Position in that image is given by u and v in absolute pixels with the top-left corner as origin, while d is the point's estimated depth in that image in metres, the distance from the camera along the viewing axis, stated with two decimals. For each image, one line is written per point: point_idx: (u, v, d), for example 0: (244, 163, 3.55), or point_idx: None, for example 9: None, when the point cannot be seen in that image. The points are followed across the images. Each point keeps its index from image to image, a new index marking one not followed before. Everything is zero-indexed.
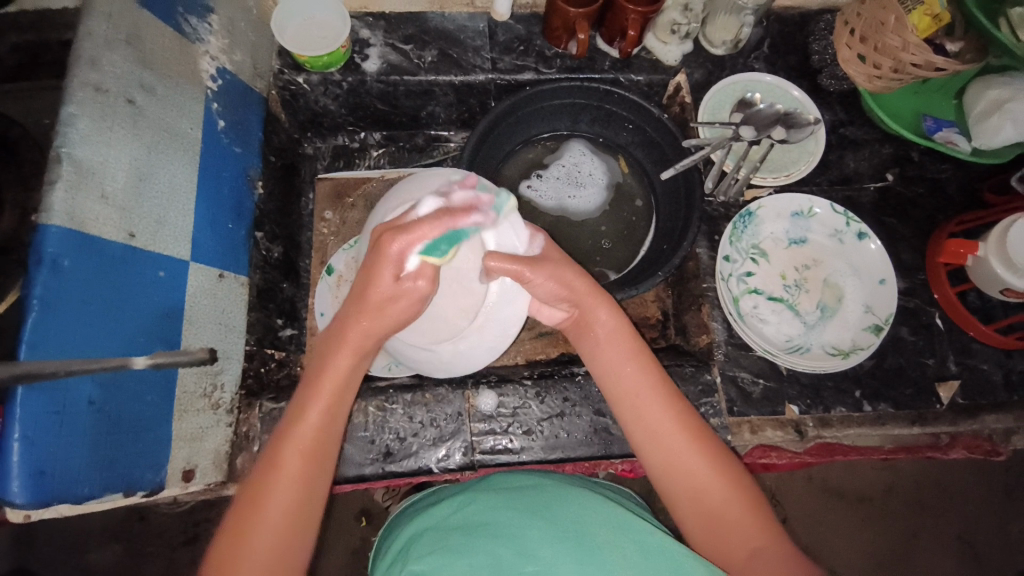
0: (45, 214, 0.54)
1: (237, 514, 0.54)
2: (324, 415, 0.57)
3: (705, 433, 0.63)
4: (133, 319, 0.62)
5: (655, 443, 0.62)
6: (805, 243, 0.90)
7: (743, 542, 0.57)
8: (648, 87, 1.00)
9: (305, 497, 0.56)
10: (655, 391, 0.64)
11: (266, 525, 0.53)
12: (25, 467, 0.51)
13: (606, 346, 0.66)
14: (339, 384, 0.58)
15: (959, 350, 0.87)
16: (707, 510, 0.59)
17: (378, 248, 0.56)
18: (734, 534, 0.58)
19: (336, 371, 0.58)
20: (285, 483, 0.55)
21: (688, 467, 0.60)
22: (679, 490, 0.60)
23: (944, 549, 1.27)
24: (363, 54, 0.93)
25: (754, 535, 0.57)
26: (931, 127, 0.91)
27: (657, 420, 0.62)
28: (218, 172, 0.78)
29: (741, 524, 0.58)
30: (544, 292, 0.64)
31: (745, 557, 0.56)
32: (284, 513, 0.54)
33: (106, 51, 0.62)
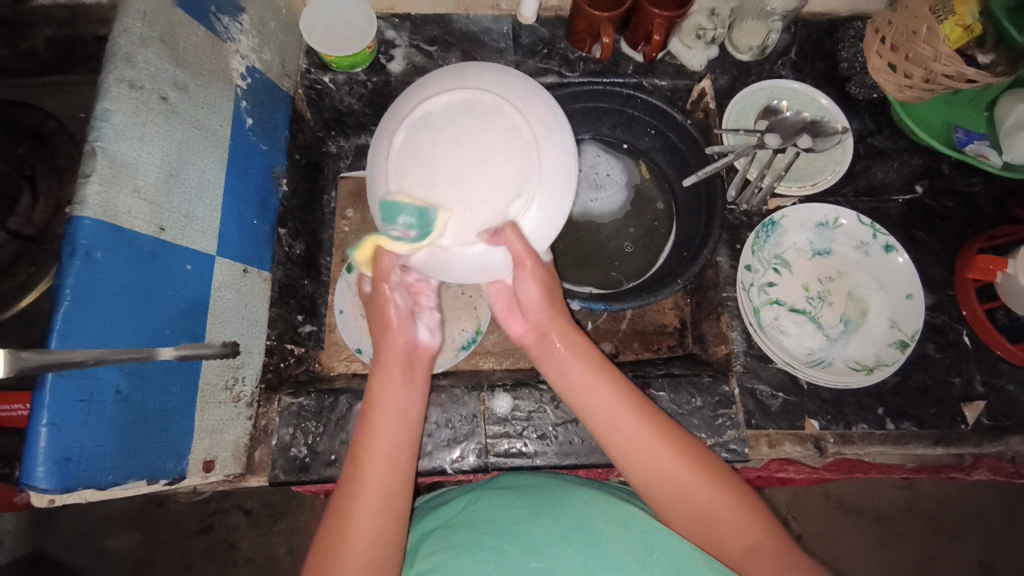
0: (79, 207, 0.55)
1: (319, 550, 0.55)
2: (387, 445, 0.60)
3: (683, 437, 0.61)
4: (158, 311, 0.63)
5: (629, 449, 0.60)
6: (830, 254, 0.89)
7: (739, 537, 0.54)
8: (672, 92, 0.98)
9: (383, 532, 0.56)
10: (622, 403, 0.62)
11: (351, 553, 0.54)
12: (51, 453, 0.52)
13: (573, 361, 0.66)
14: (395, 418, 0.62)
15: (986, 369, 0.85)
16: (699, 512, 0.56)
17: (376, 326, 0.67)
18: (728, 532, 0.54)
19: (387, 406, 0.63)
20: (366, 509, 0.56)
21: (670, 470, 0.58)
22: (668, 496, 0.57)
23: (963, 571, 1.24)
24: (389, 55, 0.95)
25: (751, 528, 0.54)
26: (961, 140, 0.90)
27: (630, 428, 0.61)
28: (245, 169, 0.80)
29: (735, 521, 0.55)
30: (529, 295, 0.66)
31: (744, 551, 0.53)
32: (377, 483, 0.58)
33: (142, 49, 0.63)
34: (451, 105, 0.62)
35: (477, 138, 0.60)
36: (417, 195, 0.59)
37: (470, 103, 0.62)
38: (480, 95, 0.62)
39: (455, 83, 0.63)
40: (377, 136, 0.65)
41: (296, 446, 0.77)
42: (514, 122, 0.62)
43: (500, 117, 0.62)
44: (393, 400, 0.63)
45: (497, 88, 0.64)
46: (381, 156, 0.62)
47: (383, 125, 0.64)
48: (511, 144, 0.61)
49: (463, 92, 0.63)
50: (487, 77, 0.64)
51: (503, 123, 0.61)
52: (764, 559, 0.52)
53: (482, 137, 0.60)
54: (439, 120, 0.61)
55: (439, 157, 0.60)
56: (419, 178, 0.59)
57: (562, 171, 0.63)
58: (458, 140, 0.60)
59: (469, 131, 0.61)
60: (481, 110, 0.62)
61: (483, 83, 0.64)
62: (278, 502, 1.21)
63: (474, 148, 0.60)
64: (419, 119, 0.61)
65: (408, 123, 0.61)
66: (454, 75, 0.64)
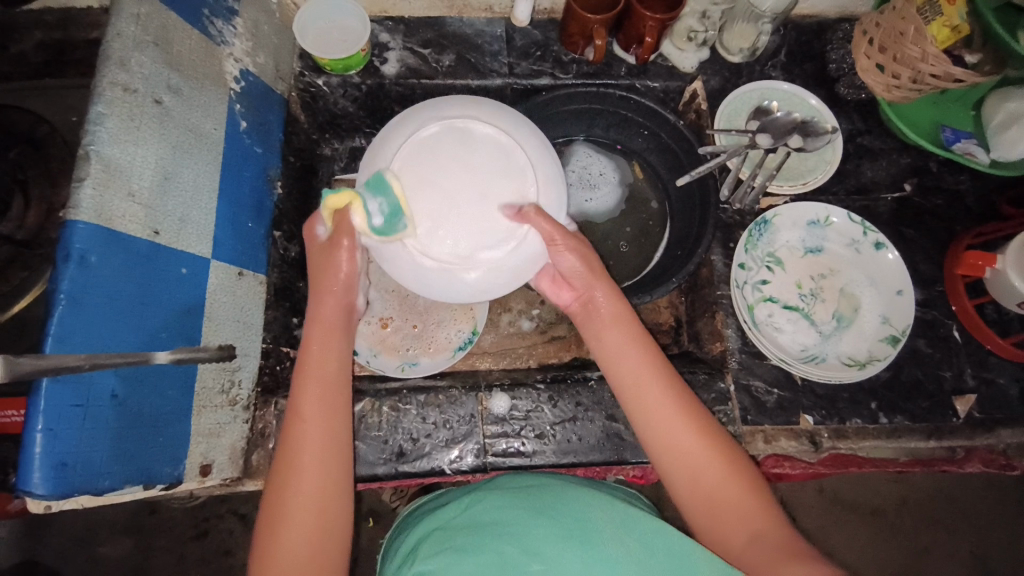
0: (73, 211, 0.55)
1: (259, 539, 0.55)
2: (313, 429, 0.58)
3: (707, 419, 0.61)
4: (154, 315, 0.63)
5: (655, 425, 0.61)
6: (822, 252, 0.90)
7: (743, 525, 0.55)
8: (664, 93, 0.99)
9: (320, 514, 0.56)
10: (656, 377, 0.62)
11: (290, 539, 0.54)
12: (46, 459, 0.52)
13: (611, 331, 0.65)
14: (320, 398, 0.60)
15: (976, 363, 0.86)
16: (710, 495, 0.57)
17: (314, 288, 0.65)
18: (733, 518, 0.56)
19: (310, 393, 0.60)
20: (296, 500, 0.56)
21: (692, 451, 0.59)
22: (683, 475, 0.59)
23: (955, 564, 1.25)
24: (382, 58, 0.95)
25: (754, 517, 0.55)
26: (949, 139, 0.91)
27: (661, 406, 0.61)
28: (239, 172, 0.80)
29: (741, 508, 0.56)
30: (566, 265, 0.65)
31: (745, 541, 0.54)
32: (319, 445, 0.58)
33: (136, 53, 0.63)
34: (488, 138, 0.62)
35: (489, 168, 0.61)
36: (409, 197, 0.59)
37: (506, 144, 0.62)
38: (508, 136, 0.62)
39: (499, 119, 0.63)
40: (405, 118, 0.64)
41: None
42: (528, 176, 0.62)
43: (524, 174, 0.62)
44: (316, 381, 0.61)
45: (534, 145, 0.64)
46: (394, 143, 0.62)
47: (415, 111, 0.64)
48: (517, 199, 0.62)
49: (500, 123, 0.63)
50: (525, 126, 0.65)
51: (523, 179, 0.62)
52: (768, 547, 0.53)
53: (491, 176, 0.61)
54: (470, 146, 0.61)
55: (446, 170, 0.60)
56: (416, 182, 0.59)
57: (537, 249, 0.63)
58: (477, 172, 0.60)
59: (484, 159, 0.61)
60: (509, 154, 0.62)
61: (519, 131, 0.64)
62: None
63: (485, 186, 0.60)
64: (452, 132, 0.61)
65: (447, 123, 0.61)
66: (503, 114, 0.64)
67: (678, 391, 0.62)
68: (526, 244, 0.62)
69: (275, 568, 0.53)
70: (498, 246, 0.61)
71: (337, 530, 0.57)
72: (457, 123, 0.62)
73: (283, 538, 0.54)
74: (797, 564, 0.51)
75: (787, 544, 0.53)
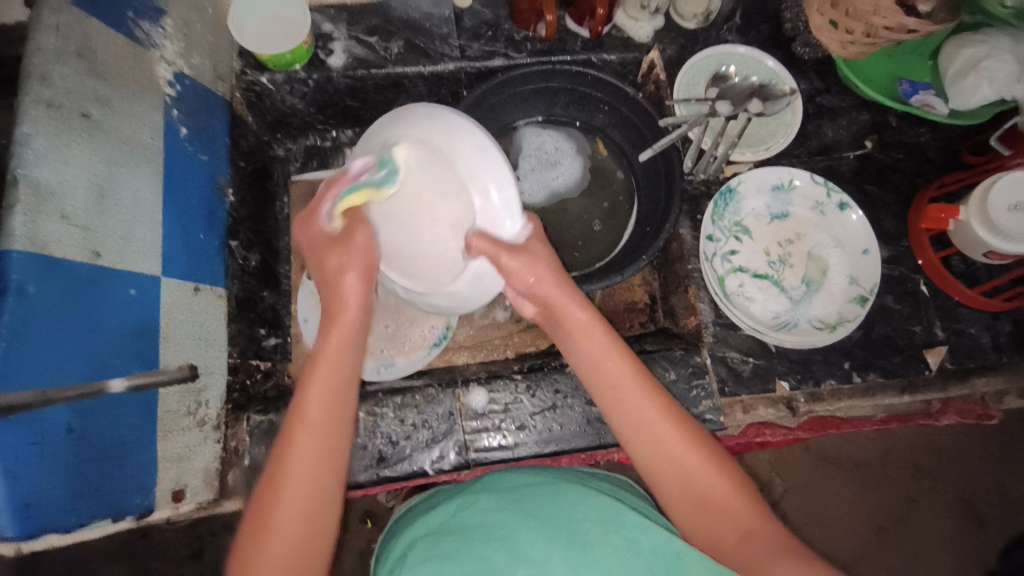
0: (5, 241, 0.52)
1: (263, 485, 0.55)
2: (334, 383, 0.58)
3: (686, 418, 0.61)
4: (104, 342, 0.60)
5: (637, 432, 0.60)
6: (788, 217, 0.90)
7: (734, 526, 0.56)
8: (622, 66, 0.98)
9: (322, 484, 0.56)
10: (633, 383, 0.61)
11: (291, 499, 0.54)
12: (10, 500, 0.51)
13: (585, 341, 0.64)
14: (343, 359, 0.60)
15: (945, 315, 0.87)
16: (696, 495, 0.58)
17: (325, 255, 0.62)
18: (724, 519, 0.56)
19: (333, 351, 0.60)
20: (302, 462, 0.55)
21: (676, 453, 0.59)
22: (667, 478, 0.59)
23: (939, 506, 1.30)
24: (327, 50, 0.90)
25: (744, 519, 0.56)
26: (907, 91, 0.91)
27: (642, 410, 0.60)
28: (185, 183, 0.76)
29: (732, 508, 0.56)
30: (522, 284, 0.62)
31: (736, 539, 0.55)
32: (315, 444, 0.55)
33: (57, 65, 0.60)
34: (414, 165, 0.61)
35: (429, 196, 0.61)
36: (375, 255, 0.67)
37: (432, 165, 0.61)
38: (421, 151, 0.60)
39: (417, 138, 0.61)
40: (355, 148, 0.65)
41: None
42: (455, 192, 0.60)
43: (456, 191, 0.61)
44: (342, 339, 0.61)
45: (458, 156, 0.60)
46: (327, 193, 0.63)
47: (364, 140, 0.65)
48: (455, 220, 0.61)
49: (430, 136, 0.60)
50: (442, 123, 0.60)
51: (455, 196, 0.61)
52: (759, 546, 0.54)
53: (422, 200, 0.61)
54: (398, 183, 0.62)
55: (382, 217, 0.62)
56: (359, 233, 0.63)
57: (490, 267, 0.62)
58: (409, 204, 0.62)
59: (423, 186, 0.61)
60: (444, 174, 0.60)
61: (428, 136, 0.60)
62: None
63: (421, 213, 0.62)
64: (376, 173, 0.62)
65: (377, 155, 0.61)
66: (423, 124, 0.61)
67: (657, 394, 0.61)
68: (481, 264, 0.61)
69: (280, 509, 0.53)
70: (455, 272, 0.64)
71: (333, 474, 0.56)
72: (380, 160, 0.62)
73: (289, 476, 0.54)
74: (788, 560, 0.52)
75: (778, 542, 0.54)
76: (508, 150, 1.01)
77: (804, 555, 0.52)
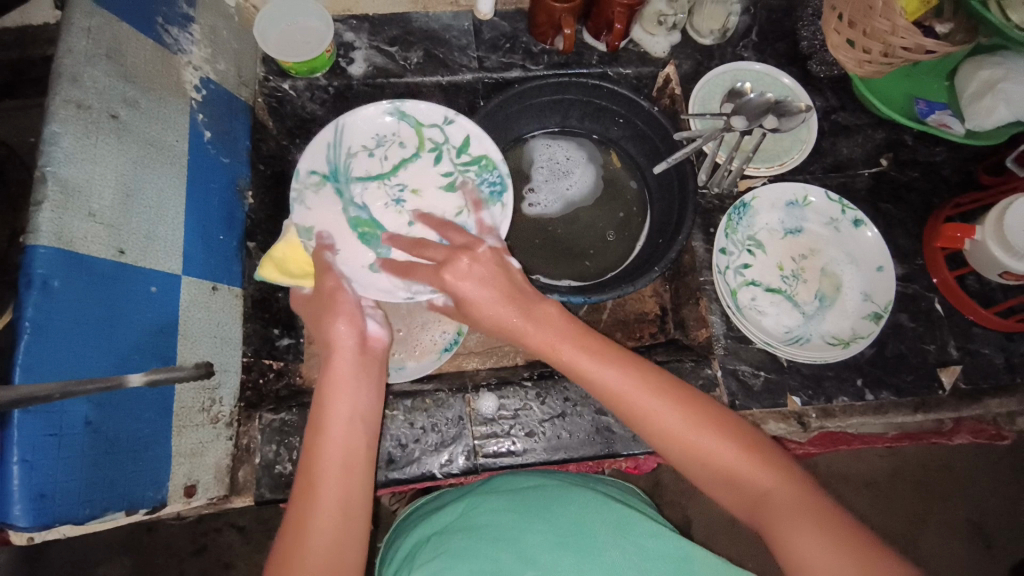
0: (32, 235, 0.54)
1: (294, 510, 0.55)
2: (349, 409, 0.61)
3: (682, 389, 0.59)
4: (125, 338, 0.61)
5: (629, 412, 0.59)
6: (801, 232, 0.90)
7: (748, 493, 0.54)
8: (637, 79, 0.99)
9: (348, 524, 0.55)
10: (620, 368, 0.60)
11: (321, 519, 0.53)
12: (26, 491, 0.51)
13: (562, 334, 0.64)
14: (353, 387, 0.63)
15: (959, 334, 0.87)
16: (706, 465, 0.56)
17: (322, 317, 0.69)
18: (740, 484, 0.55)
19: (340, 405, 0.61)
20: (325, 514, 0.54)
21: (682, 432, 0.57)
22: (673, 450, 0.58)
23: (950, 530, 1.27)
24: (348, 58, 0.93)
25: (759, 483, 0.54)
26: (923, 111, 0.92)
27: (631, 392, 0.59)
28: (206, 184, 0.78)
29: (746, 473, 0.55)
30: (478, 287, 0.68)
31: (754, 503, 0.54)
32: (337, 461, 0.57)
33: (88, 67, 0.61)
34: (385, 177, 0.84)
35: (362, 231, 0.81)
36: (465, 124, 0.85)
37: (369, 202, 0.82)
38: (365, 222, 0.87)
39: (353, 184, 0.83)
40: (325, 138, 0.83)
41: (280, 463, 0.77)
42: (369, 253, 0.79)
43: (396, 218, 0.82)
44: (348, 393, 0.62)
45: (352, 233, 0.79)
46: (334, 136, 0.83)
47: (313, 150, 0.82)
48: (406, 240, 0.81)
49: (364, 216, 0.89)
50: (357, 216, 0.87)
51: (402, 219, 0.82)
52: (777, 507, 0.52)
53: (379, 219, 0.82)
54: (399, 160, 0.85)
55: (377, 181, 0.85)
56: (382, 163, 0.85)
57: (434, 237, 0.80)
58: (412, 172, 0.85)
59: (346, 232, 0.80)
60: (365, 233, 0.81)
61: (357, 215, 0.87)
62: (272, 518, 1.19)
63: (421, 187, 0.84)
64: (403, 133, 0.86)
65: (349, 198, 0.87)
66: (320, 198, 0.80)
67: (647, 378, 0.60)
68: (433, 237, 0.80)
69: (315, 530, 0.53)
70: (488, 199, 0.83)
71: (360, 489, 0.57)
72: (395, 130, 0.86)
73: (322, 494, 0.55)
74: (809, 519, 0.50)
75: (795, 498, 0.52)
76: (519, 161, 1.02)
77: (822, 512, 0.51)
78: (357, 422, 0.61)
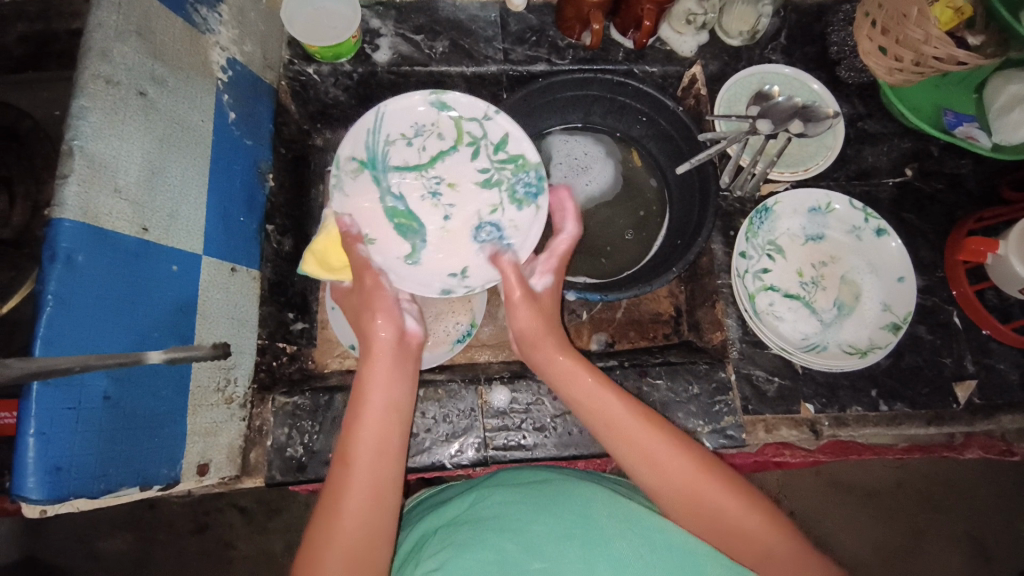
0: (58, 209, 0.53)
1: (328, 491, 0.55)
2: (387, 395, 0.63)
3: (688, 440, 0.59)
4: (145, 315, 0.62)
5: (633, 459, 0.59)
6: (823, 239, 0.89)
7: (754, 549, 0.53)
8: (663, 79, 0.98)
9: (378, 505, 0.55)
10: (628, 413, 0.61)
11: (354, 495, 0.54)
12: (41, 463, 0.51)
13: (572, 380, 0.67)
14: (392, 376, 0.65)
15: (977, 349, 0.86)
16: (707, 519, 0.54)
17: (361, 314, 0.72)
18: (742, 540, 0.53)
19: (378, 388, 0.63)
20: (360, 489, 0.55)
21: (681, 481, 0.56)
22: (674, 503, 0.56)
23: (952, 544, 1.27)
24: (373, 45, 0.92)
25: (763, 539, 0.53)
26: (950, 122, 0.90)
27: (638, 438, 0.59)
28: (229, 165, 0.77)
29: (749, 530, 0.53)
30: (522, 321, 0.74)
31: (757, 559, 0.52)
32: (373, 443, 0.58)
33: (118, 42, 0.61)
34: (422, 167, 0.83)
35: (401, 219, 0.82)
36: (505, 121, 0.83)
37: (406, 192, 0.82)
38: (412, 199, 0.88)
39: (390, 173, 0.82)
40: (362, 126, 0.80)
41: (292, 447, 0.77)
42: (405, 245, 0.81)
43: (432, 212, 0.83)
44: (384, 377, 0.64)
45: (388, 225, 0.81)
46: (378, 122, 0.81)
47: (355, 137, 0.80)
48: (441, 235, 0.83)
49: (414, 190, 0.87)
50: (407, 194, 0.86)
51: (437, 213, 0.83)
52: (779, 565, 0.51)
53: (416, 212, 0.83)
54: (437, 151, 0.84)
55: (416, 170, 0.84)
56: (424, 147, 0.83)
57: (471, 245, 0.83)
58: (448, 165, 0.84)
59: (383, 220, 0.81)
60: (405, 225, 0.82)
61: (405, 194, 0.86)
62: (274, 501, 1.20)
63: (457, 180, 0.84)
64: (442, 123, 0.84)
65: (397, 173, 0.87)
66: (356, 184, 0.80)
67: (656, 423, 0.60)
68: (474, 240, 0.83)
69: (347, 507, 0.53)
70: (522, 201, 0.83)
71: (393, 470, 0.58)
72: (434, 120, 0.83)
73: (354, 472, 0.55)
74: None
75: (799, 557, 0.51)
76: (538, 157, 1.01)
77: None
78: (395, 404, 0.62)
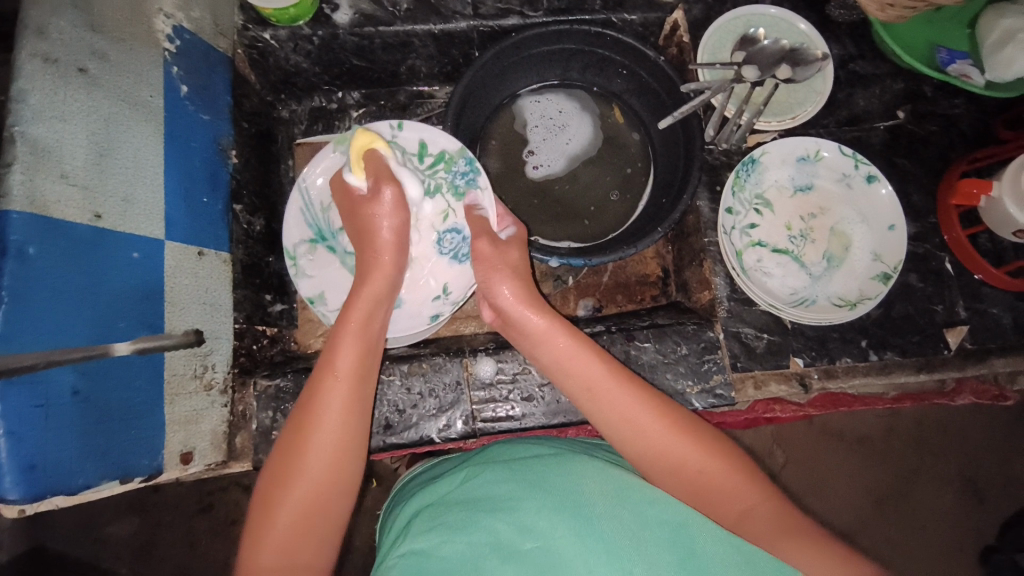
0: (4, 199, 0.52)
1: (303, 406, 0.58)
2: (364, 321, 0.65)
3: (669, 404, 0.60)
4: (110, 305, 0.60)
5: (620, 424, 0.59)
6: (811, 190, 0.86)
7: (732, 507, 0.54)
8: (643, 27, 0.93)
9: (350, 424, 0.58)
10: (608, 375, 0.62)
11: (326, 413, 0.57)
12: (14, 463, 0.50)
13: (546, 343, 0.66)
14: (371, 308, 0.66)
15: (969, 295, 0.84)
16: (687, 478, 0.55)
17: (360, 236, 0.69)
18: (722, 500, 0.54)
19: (356, 312, 0.65)
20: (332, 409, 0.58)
21: (661, 444, 0.57)
22: (655, 463, 0.57)
23: (943, 485, 1.29)
24: (332, 4, 0.86)
25: (741, 498, 0.54)
26: (944, 60, 0.86)
27: (616, 400, 0.60)
28: (187, 143, 0.73)
29: (727, 489, 0.54)
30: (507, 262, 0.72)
31: (736, 517, 0.53)
32: (349, 367, 0.61)
33: (54, 18, 0.58)
34: None
35: None
36: (415, 127, 0.79)
37: None
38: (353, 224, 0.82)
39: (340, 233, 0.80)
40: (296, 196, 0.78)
41: (278, 429, 0.76)
42: None
43: None
44: (352, 343, 0.62)
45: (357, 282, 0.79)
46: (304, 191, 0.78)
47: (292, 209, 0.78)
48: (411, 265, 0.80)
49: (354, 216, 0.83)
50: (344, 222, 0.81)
51: None
52: (759, 523, 0.52)
53: None
54: None
55: None
56: None
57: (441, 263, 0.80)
58: None
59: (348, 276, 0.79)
60: None
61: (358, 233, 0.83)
62: None
63: None
64: None
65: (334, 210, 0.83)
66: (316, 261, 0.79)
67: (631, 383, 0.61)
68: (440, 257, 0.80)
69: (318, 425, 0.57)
70: (467, 192, 0.79)
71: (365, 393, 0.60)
72: None
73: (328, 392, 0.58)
74: (791, 536, 0.50)
75: (777, 516, 0.52)
76: (512, 121, 0.97)
77: (805, 534, 0.51)
78: (373, 330, 0.65)
